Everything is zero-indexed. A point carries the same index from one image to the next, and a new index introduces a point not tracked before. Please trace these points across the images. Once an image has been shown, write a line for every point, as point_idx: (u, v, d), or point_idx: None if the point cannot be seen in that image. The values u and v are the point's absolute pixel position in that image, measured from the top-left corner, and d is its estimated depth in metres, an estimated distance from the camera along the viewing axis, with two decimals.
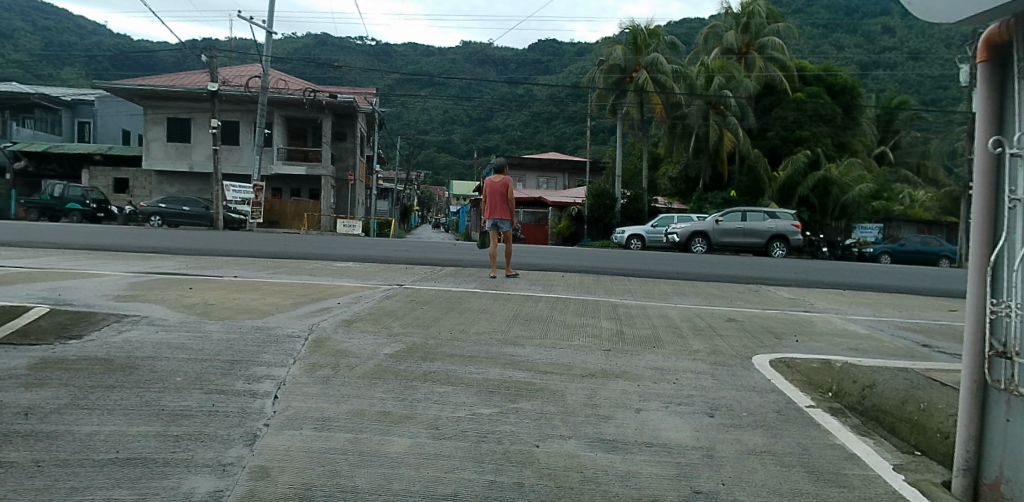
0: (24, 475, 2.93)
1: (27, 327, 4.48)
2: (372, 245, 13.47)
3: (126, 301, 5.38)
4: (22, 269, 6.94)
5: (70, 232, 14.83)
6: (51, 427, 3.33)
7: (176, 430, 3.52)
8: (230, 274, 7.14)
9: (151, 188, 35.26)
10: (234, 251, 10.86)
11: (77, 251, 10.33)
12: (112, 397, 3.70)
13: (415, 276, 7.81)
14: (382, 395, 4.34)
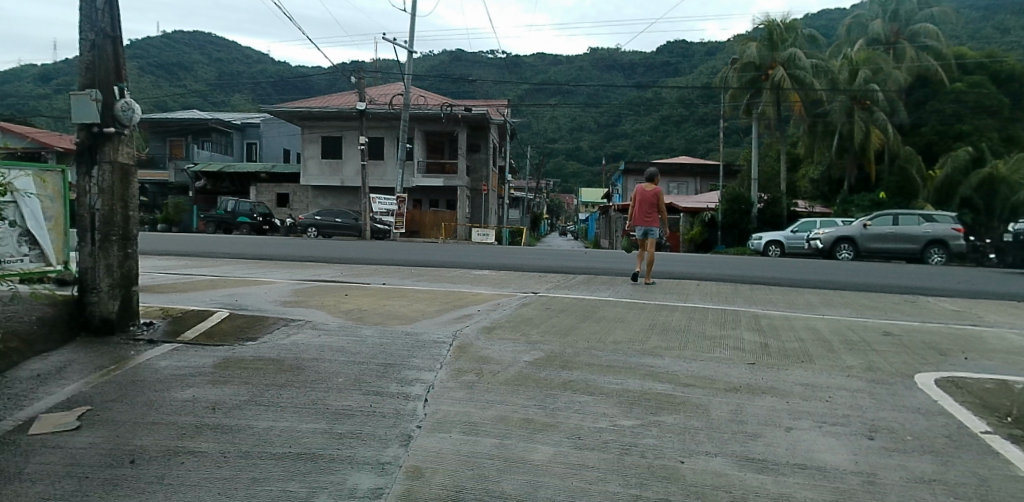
0: (216, 464, 3.25)
1: (213, 330, 4.99)
2: (506, 254, 13.76)
3: (291, 307, 5.86)
4: (207, 276, 7.77)
5: (248, 243, 16.49)
6: (236, 420, 3.67)
7: (340, 428, 3.74)
8: (377, 282, 7.55)
9: (309, 202, 38.51)
10: (381, 260, 11.52)
11: (250, 260, 11.42)
12: (284, 395, 4.01)
13: (549, 284, 7.84)
14: (525, 402, 4.37)
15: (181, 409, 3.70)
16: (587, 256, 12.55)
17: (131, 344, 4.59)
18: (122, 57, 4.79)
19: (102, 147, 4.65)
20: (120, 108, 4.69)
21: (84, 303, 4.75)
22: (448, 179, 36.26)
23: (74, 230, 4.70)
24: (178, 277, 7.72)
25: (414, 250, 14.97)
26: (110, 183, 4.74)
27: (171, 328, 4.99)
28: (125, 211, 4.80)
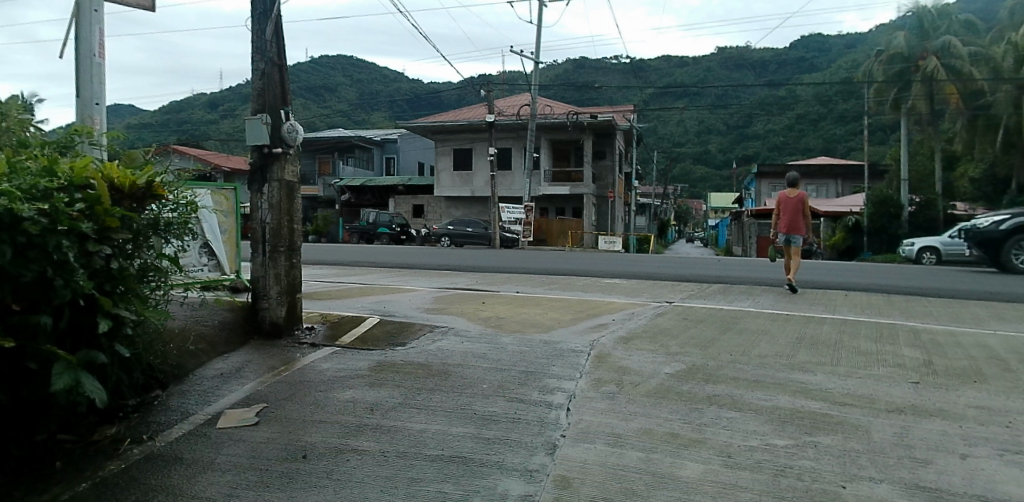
0: (377, 463, 3.40)
1: (366, 334, 5.27)
2: (634, 262, 13.56)
3: (433, 313, 6.08)
4: (355, 284, 8.27)
5: (393, 251, 17.48)
6: (392, 421, 3.84)
7: (488, 433, 3.81)
8: (511, 290, 7.66)
9: (442, 213, 39.57)
10: (511, 268, 11.74)
11: (392, 268, 12.04)
12: (435, 399, 4.15)
13: (684, 293, 7.60)
14: (670, 415, 4.22)
15: (343, 409, 3.93)
16: (718, 264, 12.06)
17: (296, 347, 4.95)
18: (286, 82, 5.19)
19: (271, 166, 5.07)
20: (286, 129, 5.09)
21: (256, 309, 5.19)
22: (574, 187, 35.90)
23: (247, 242, 5.16)
24: (330, 285, 8.28)
25: (545, 258, 15.13)
26: (277, 198, 5.15)
27: (330, 332, 5.32)
28: (290, 225, 5.20)
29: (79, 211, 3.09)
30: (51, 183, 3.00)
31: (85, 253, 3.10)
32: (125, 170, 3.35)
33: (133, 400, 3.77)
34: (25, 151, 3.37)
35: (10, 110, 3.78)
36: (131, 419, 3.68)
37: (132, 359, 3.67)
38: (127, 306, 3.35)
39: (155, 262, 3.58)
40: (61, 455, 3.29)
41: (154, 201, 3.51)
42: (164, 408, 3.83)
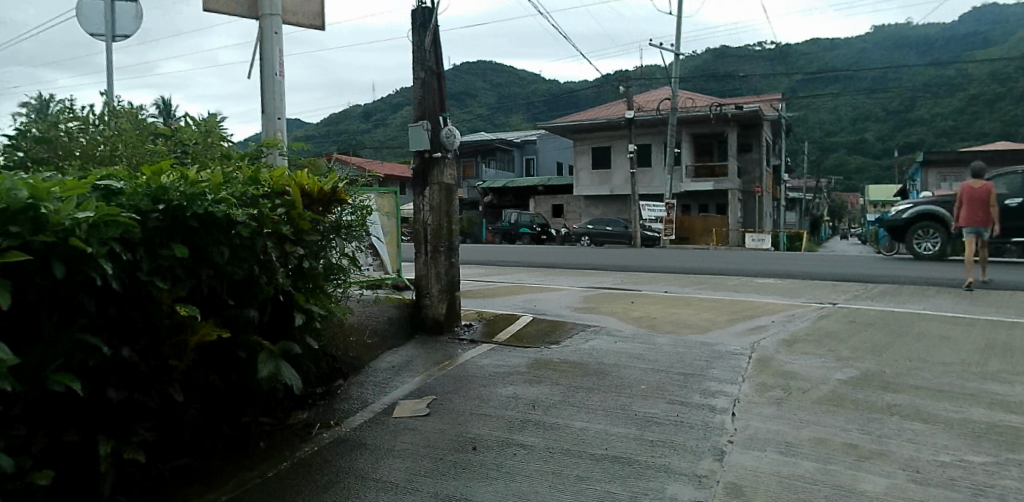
0: (543, 458, 3.45)
1: (520, 332, 5.40)
2: (785, 260, 12.87)
3: (584, 312, 6.12)
4: (504, 283, 8.51)
5: (544, 251, 17.77)
6: (554, 419, 3.89)
7: (651, 435, 3.73)
8: (657, 290, 7.55)
9: (581, 212, 38.86)
10: (655, 268, 11.57)
11: (540, 268, 12.29)
12: (594, 398, 4.17)
13: (847, 294, 7.10)
14: (845, 425, 3.90)
15: (506, 405, 4.05)
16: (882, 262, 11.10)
17: (457, 343, 5.16)
18: (444, 90, 5.41)
19: (431, 170, 5.32)
20: (444, 134, 5.31)
21: (419, 305, 5.47)
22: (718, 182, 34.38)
23: (410, 241, 5.47)
24: (480, 284, 8.63)
25: (694, 257, 14.75)
26: (439, 200, 5.38)
27: (486, 329, 5.49)
28: (449, 225, 5.41)
29: (280, 215, 3.50)
30: (257, 191, 3.41)
31: (283, 254, 3.50)
32: (314, 178, 3.71)
33: (319, 389, 4.12)
34: (231, 162, 3.80)
35: (212, 127, 4.23)
36: (318, 405, 4.00)
37: (319, 351, 4.03)
38: (316, 302, 3.73)
39: (338, 262, 3.93)
40: (262, 436, 3.65)
41: (338, 206, 3.86)
42: (345, 397, 4.15)
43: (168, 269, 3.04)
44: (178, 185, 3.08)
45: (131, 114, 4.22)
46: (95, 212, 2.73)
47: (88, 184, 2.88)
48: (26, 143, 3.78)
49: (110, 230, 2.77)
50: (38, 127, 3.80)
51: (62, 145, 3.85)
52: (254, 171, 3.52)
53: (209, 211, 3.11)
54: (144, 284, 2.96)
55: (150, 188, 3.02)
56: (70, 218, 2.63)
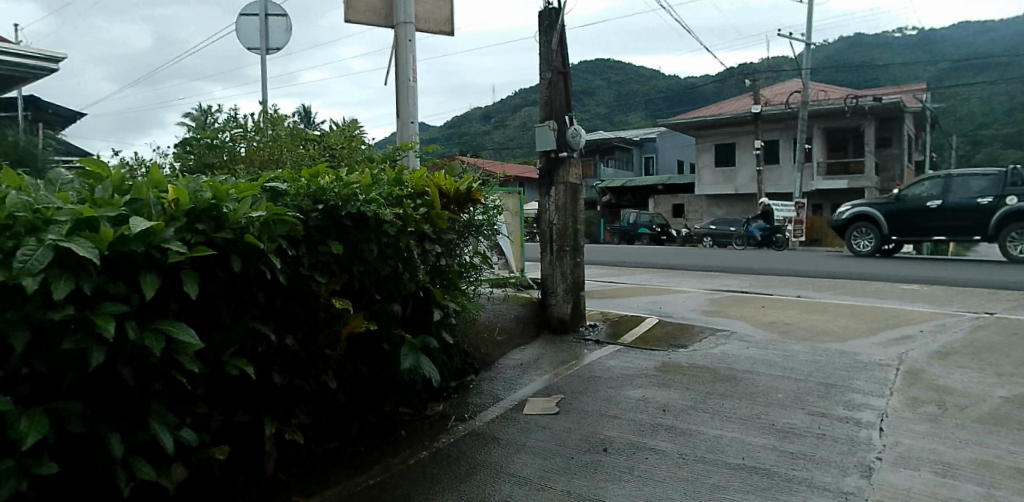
0: (676, 464, 3.37)
1: (647, 334, 5.48)
2: (940, 266, 11.81)
3: (711, 317, 6.11)
4: (628, 284, 8.56)
5: (677, 253, 17.42)
6: (686, 425, 3.83)
7: (790, 447, 3.54)
8: (789, 293, 7.28)
9: (703, 211, 36.59)
10: (788, 271, 11.08)
11: (668, 269, 12.14)
12: (726, 405, 4.09)
13: (1013, 303, 6.41)
14: (1014, 447, 3.47)
15: (635, 407, 4.08)
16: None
17: (582, 343, 5.26)
18: (570, 89, 5.49)
19: (557, 169, 5.38)
20: (570, 134, 5.34)
21: (544, 305, 5.58)
22: (852, 180, 32.14)
23: (537, 240, 5.59)
24: (604, 284, 8.76)
25: (836, 261, 13.90)
26: (563, 200, 5.45)
27: (612, 330, 5.61)
28: (574, 225, 5.47)
29: (421, 214, 3.74)
30: (401, 191, 3.66)
31: (423, 251, 3.74)
32: (451, 179, 3.91)
33: (453, 382, 4.29)
34: (374, 163, 4.09)
35: (352, 131, 4.44)
36: (453, 398, 4.19)
37: (452, 345, 4.22)
38: (452, 298, 3.95)
39: (470, 260, 4.16)
40: (402, 425, 3.85)
41: (471, 205, 4.04)
42: (477, 391, 4.32)
43: (326, 264, 3.36)
44: (333, 186, 3.35)
45: (285, 120, 4.53)
46: (266, 211, 3.03)
47: (260, 186, 3.18)
48: (198, 149, 4.30)
49: (278, 229, 3.09)
50: (209, 134, 4.26)
51: (228, 150, 4.31)
52: (398, 172, 3.76)
53: (361, 211, 3.36)
54: (305, 278, 3.27)
55: (310, 189, 3.33)
56: (245, 216, 2.94)
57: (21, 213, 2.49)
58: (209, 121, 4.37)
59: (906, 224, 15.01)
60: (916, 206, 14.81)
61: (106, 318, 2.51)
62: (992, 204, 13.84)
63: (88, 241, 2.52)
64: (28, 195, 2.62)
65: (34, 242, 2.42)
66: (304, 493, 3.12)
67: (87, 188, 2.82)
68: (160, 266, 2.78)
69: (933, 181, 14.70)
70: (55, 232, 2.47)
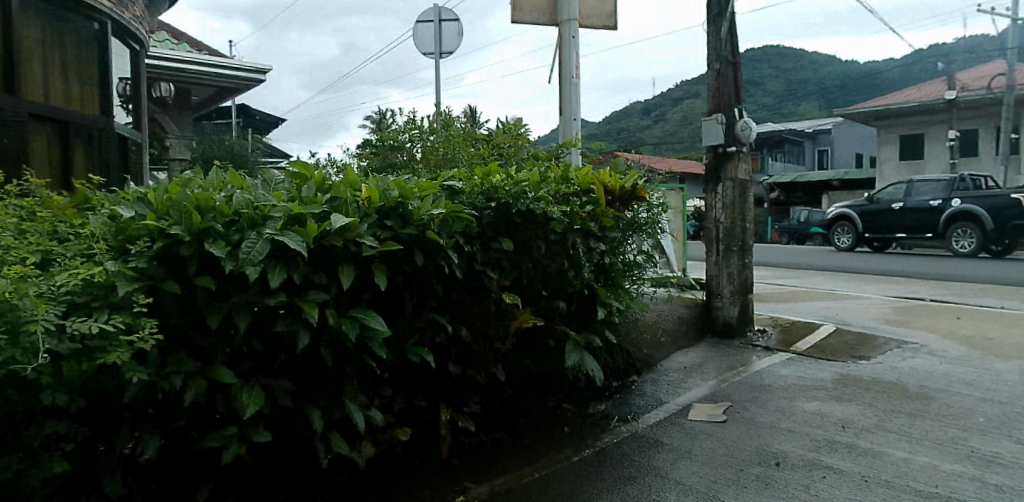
0: (856, 486, 3.04)
1: (823, 344, 5.19)
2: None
3: (896, 326, 5.60)
4: (799, 287, 8.09)
5: (862, 255, 15.93)
6: (868, 445, 3.48)
7: (994, 479, 3.06)
8: (994, 304, 6.41)
9: None
10: (999, 280, 9.65)
11: (851, 273, 11.20)
12: (916, 426, 3.68)
13: None
14: None
15: (810, 421, 3.82)
16: None
17: (751, 350, 5.17)
18: (740, 78, 5.40)
19: (724, 165, 5.42)
20: (740, 127, 5.33)
21: (710, 307, 5.57)
22: None
23: (702, 241, 5.64)
24: (774, 286, 8.34)
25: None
26: (731, 198, 5.46)
27: (784, 337, 5.42)
28: (741, 225, 5.43)
29: (587, 212, 3.79)
30: (568, 189, 3.74)
31: (588, 248, 3.79)
32: (616, 176, 3.93)
33: (614, 382, 4.35)
34: (540, 160, 4.19)
35: (518, 129, 4.61)
36: (614, 397, 4.23)
37: (614, 345, 4.27)
38: (615, 296, 3.94)
39: (635, 258, 4.12)
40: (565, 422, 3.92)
41: (637, 202, 4.00)
42: (639, 393, 4.31)
43: (497, 260, 3.48)
44: (505, 184, 3.47)
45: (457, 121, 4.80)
46: (445, 209, 3.21)
47: (439, 185, 3.37)
48: (382, 150, 4.83)
49: (455, 225, 3.25)
50: (390, 137, 4.65)
51: (407, 151, 4.75)
52: (565, 171, 3.83)
53: (530, 208, 3.47)
54: (479, 274, 3.42)
55: (484, 187, 3.46)
56: (427, 213, 3.12)
57: (245, 210, 2.81)
58: (388, 123, 4.76)
59: (878, 224, 17.25)
60: (887, 207, 17.08)
61: (311, 305, 2.76)
62: (941, 206, 15.94)
63: (297, 235, 2.77)
64: (249, 193, 2.95)
65: (254, 236, 2.72)
66: (475, 479, 3.26)
67: (295, 188, 3.12)
68: (355, 259, 3.02)
69: (900, 187, 16.96)
70: (272, 227, 2.76)
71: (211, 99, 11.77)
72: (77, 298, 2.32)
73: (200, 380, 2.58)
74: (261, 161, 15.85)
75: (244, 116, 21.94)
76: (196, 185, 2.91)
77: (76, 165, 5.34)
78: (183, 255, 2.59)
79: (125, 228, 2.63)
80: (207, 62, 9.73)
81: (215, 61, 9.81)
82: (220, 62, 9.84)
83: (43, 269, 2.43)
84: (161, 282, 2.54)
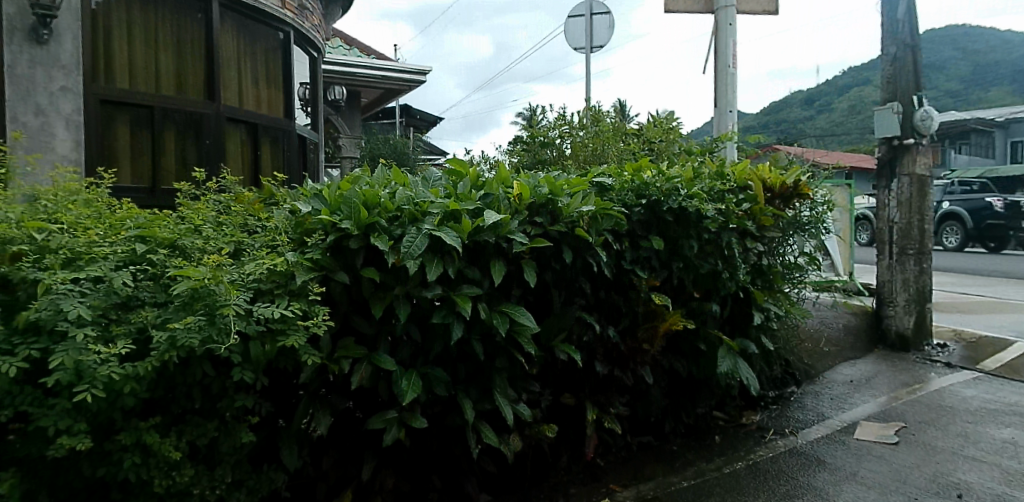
0: None
1: (1017, 363, 4.57)
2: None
3: None
4: (988, 298, 7.19)
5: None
6: None
7: None
8: None
9: None
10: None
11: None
12: None
13: None
14: None
15: (1001, 451, 3.33)
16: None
17: (929, 364, 4.78)
18: (919, 64, 5.11)
19: (901, 158, 5.17)
20: (919, 117, 5.08)
21: (882, 316, 5.29)
22: None
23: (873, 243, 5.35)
24: (955, 295, 7.48)
25: None
26: (908, 194, 5.18)
27: (969, 354, 4.90)
28: (921, 225, 5.12)
29: (744, 210, 3.63)
30: (724, 185, 3.60)
31: (744, 249, 3.63)
32: (776, 172, 3.75)
33: (771, 392, 4.17)
34: (693, 157, 4.13)
35: (669, 124, 4.72)
36: (771, 409, 4.05)
37: (772, 353, 4.09)
38: (774, 300, 3.79)
39: (796, 260, 3.98)
40: (716, 431, 3.78)
41: (798, 200, 3.79)
42: (799, 406, 4.09)
43: (646, 259, 3.42)
44: (656, 181, 3.40)
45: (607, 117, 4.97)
46: (595, 206, 3.17)
47: (589, 182, 3.33)
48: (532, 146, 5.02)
49: (605, 223, 3.20)
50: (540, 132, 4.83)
51: (556, 147, 4.88)
52: (720, 167, 3.70)
53: (683, 205, 3.37)
54: (628, 273, 3.38)
55: (634, 183, 3.40)
56: (577, 210, 3.09)
57: (407, 206, 2.92)
58: (539, 120, 4.98)
59: None
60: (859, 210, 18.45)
61: (464, 298, 2.81)
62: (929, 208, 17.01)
63: (453, 230, 2.83)
64: (410, 190, 3.07)
65: (414, 230, 2.81)
66: (622, 482, 3.19)
67: (451, 185, 3.23)
68: (506, 255, 3.06)
69: None
70: (430, 222, 2.83)
71: (377, 101, 12.70)
72: (263, 285, 2.49)
73: (365, 366, 2.71)
74: (419, 159, 16.95)
75: (406, 116, 23.61)
76: (364, 182, 3.09)
77: (264, 163, 5.95)
78: (352, 248, 2.74)
79: (303, 223, 2.84)
80: (375, 65, 10.34)
81: (381, 65, 10.43)
82: (386, 65, 10.51)
83: (236, 257, 2.65)
84: (332, 273, 2.70)
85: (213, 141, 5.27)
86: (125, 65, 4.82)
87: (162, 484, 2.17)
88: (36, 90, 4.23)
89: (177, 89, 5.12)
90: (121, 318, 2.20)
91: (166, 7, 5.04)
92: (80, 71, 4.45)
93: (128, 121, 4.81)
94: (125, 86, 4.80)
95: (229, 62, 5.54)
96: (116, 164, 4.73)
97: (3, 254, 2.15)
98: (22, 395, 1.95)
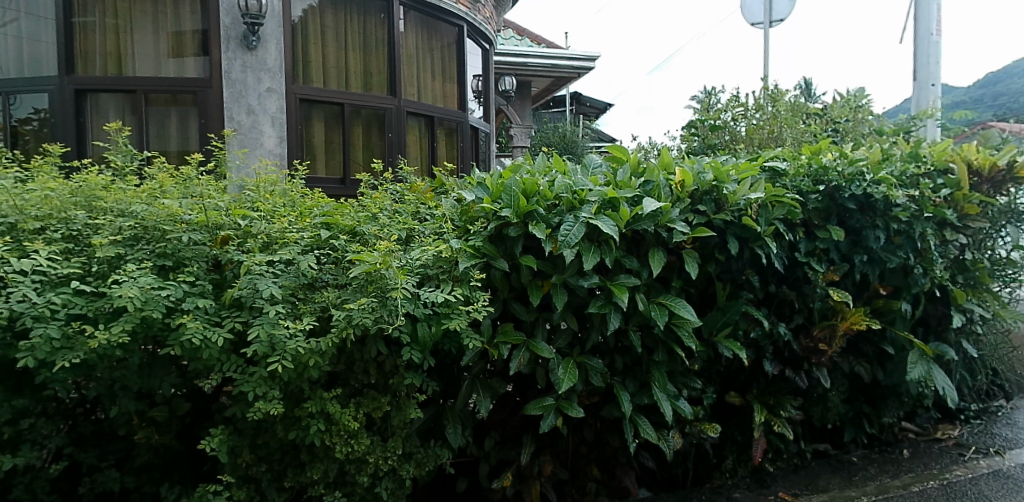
0: None
1: None
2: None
3: None
4: None
5: None
6: None
7: None
8: None
9: None
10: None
11: None
12: None
13: None
14: None
15: None
16: None
17: None
18: None
19: None
20: None
21: None
22: None
23: None
24: None
25: None
26: None
27: None
28: None
29: (943, 197, 3.28)
30: (919, 169, 3.27)
31: (941, 240, 3.26)
32: (986, 152, 3.39)
33: (974, 405, 3.76)
34: (886, 142, 3.85)
35: (858, 101, 4.58)
36: (973, 423, 3.63)
37: (976, 361, 3.70)
38: (977, 300, 3.45)
39: (1008, 255, 3.63)
40: (904, 444, 3.45)
41: (1013, 184, 3.41)
42: (1010, 423, 3.64)
43: (824, 251, 3.13)
44: (836, 165, 3.12)
45: (786, 95, 4.68)
46: (764, 193, 2.93)
47: (759, 166, 3.09)
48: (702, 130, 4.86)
49: (776, 211, 2.96)
50: (713, 116, 4.76)
51: (730, 130, 4.78)
52: (917, 147, 3.39)
53: (869, 192, 3.06)
54: (801, 266, 3.12)
55: (811, 168, 3.13)
56: (744, 197, 2.88)
57: (565, 194, 2.86)
58: (713, 102, 4.87)
59: None
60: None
61: (621, 288, 2.73)
62: None
63: (610, 219, 2.74)
64: (570, 178, 3.01)
65: (572, 218, 2.75)
66: (792, 491, 3.00)
67: (611, 172, 3.15)
68: (666, 245, 2.93)
69: None
70: (587, 210, 2.75)
71: (548, 90, 12.92)
72: (430, 270, 2.59)
73: (524, 351, 2.69)
74: (587, 145, 16.95)
75: (575, 103, 23.80)
76: (525, 171, 3.11)
77: (440, 153, 6.24)
78: (512, 235, 2.74)
79: (468, 210, 2.92)
80: (544, 53, 10.56)
81: (552, 53, 10.65)
82: (556, 54, 10.74)
83: (407, 243, 2.77)
84: (493, 260, 2.71)
85: (395, 133, 5.60)
86: (319, 65, 5.30)
87: (342, 451, 2.33)
88: (247, 91, 4.87)
89: (364, 86, 5.51)
90: (308, 298, 2.38)
91: (354, 11, 5.46)
92: (283, 73, 5.01)
93: (322, 116, 5.30)
94: (320, 85, 5.29)
95: (409, 58, 5.85)
96: (312, 157, 5.24)
97: (214, 237, 2.40)
98: (228, 362, 2.17)
